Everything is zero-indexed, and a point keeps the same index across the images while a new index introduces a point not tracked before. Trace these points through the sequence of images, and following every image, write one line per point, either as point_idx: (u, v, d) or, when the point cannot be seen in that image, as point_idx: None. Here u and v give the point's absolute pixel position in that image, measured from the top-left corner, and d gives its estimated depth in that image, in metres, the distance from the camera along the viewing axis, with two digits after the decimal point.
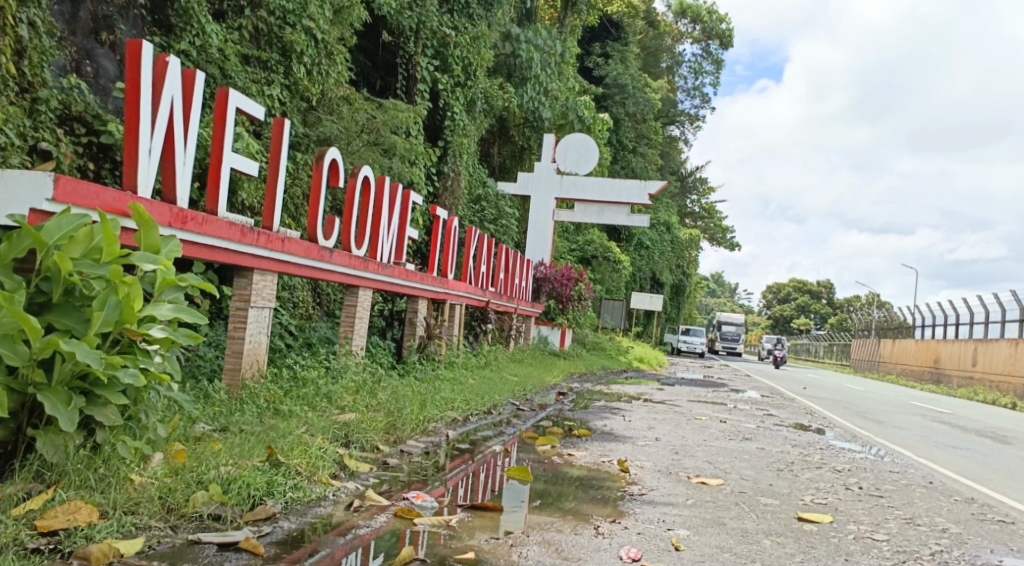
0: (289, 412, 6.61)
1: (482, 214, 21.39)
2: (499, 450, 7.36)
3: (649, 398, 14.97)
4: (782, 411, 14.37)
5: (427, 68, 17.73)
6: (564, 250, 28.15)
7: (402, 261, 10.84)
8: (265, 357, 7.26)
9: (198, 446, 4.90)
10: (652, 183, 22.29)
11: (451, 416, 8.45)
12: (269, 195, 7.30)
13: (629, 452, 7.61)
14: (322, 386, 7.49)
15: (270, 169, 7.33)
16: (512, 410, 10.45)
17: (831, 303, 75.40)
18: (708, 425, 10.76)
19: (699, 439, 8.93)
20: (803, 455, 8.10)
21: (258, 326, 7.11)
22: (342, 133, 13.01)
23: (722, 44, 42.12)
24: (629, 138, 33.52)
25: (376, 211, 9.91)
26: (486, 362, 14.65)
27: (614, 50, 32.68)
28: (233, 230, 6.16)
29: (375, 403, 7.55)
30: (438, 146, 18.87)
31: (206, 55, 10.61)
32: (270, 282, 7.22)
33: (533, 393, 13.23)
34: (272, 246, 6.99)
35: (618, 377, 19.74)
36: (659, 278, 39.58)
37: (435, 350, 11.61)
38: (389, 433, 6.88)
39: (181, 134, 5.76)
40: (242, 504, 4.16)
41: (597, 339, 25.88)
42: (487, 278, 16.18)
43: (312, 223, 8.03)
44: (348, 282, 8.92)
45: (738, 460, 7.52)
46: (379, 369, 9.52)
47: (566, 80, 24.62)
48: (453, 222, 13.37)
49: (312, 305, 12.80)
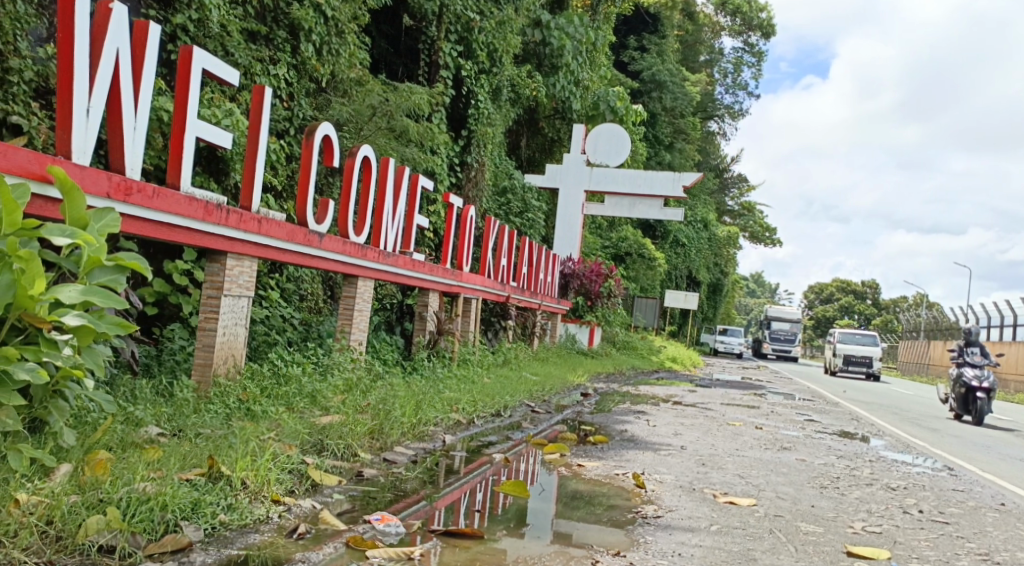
0: (262, 414, 5.86)
1: (507, 207, 20.64)
2: (499, 459, 6.56)
3: (681, 401, 14.04)
4: (825, 417, 13.40)
5: (452, 53, 16.90)
6: (595, 246, 27.26)
7: (409, 250, 10.08)
8: (243, 351, 6.53)
9: (129, 456, 4.17)
10: (687, 175, 21.33)
11: (452, 419, 7.66)
12: (247, 169, 6.57)
13: (649, 463, 6.76)
14: (307, 384, 6.74)
15: (249, 141, 6.59)
16: (526, 412, 9.66)
17: (877, 304, 73.50)
18: (742, 432, 9.84)
19: (732, 448, 8.06)
20: (851, 470, 7.19)
21: (234, 317, 6.38)
22: (353, 116, 12.26)
23: (763, 36, 40.91)
24: (665, 134, 32.17)
25: (380, 195, 9.16)
26: (504, 360, 13.86)
27: (651, 43, 31.69)
28: (194, 207, 5.44)
29: (366, 402, 6.79)
30: (461, 135, 18.01)
31: (204, 30, 9.86)
32: (249, 269, 6.50)
33: (554, 394, 12.42)
34: (248, 228, 6.25)
35: (649, 378, 18.81)
36: (696, 276, 38.51)
37: (446, 346, 10.85)
38: (375, 439, 6.11)
39: (129, 95, 5.10)
40: (150, 533, 3.46)
41: (629, 338, 24.95)
42: (508, 272, 15.39)
43: (301, 205, 7.30)
44: (345, 271, 8.17)
45: (775, 475, 6.62)
46: (380, 366, 8.78)
47: (598, 68, 23.67)
48: (469, 211, 12.59)
49: (322, 298, 12.11)
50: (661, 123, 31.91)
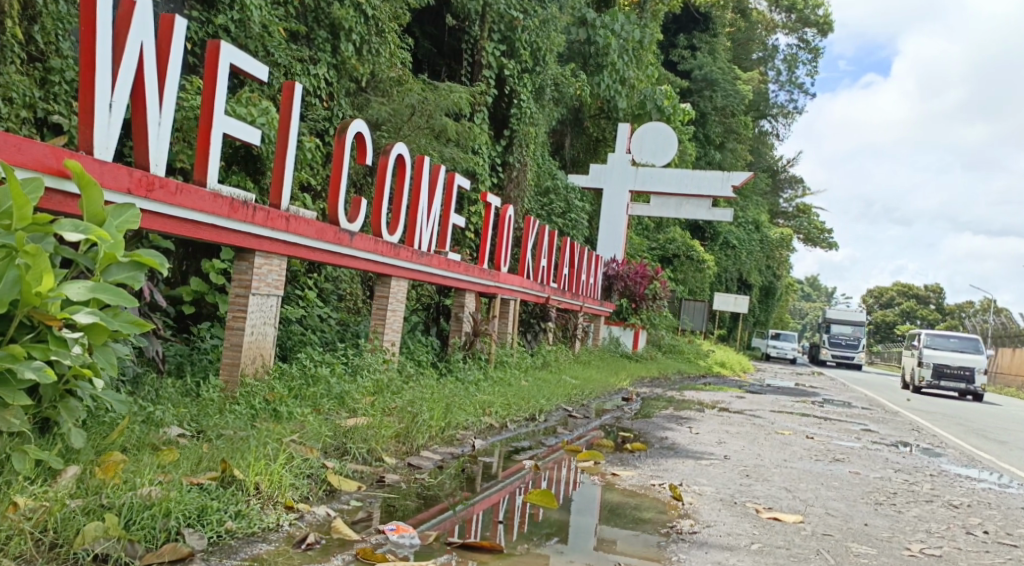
0: (288, 415, 5.74)
1: (550, 207, 20.47)
2: (529, 466, 6.40)
3: (728, 407, 13.70)
4: (883, 427, 13.00)
5: (495, 53, 16.75)
6: (641, 248, 26.95)
7: (444, 250, 9.98)
8: (271, 351, 6.43)
9: (143, 457, 4.06)
10: (736, 175, 20.95)
11: (482, 423, 7.51)
12: (277, 166, 6.49)
13: (688, 474, 6.53)
14: (335, 385, 6.62)
15: (278, 138, 6.52)
16: (562, 417, 9.48)
17: (940, 308, 71.71)
18: (791, 442, 9.51)
19: (778, 458, 7.78)
20: (910, 486, 6.88)
21: (262, 316, 6.27)
22: (391, 115, 12.09)
23: (819, 33, 40.12)
24: (716, 134, 31.65)
25: (414, 194, 9.08)
26: (544, 362, 13.69)
27: (702, 42, 31.31)
28: (220, 203, 5.36)
29: (395, 405, 6.66)
30: (504, 135, 17.87)
31: (245, 30, 9.79)
32: (278, 267, 6.40)
33: (595, 398, 12.18)
34: (277, 225, 6.17)
35: (695, 383, 18.46)
36: (747, 279, 37.93)
37: (481, 348, 10.71)
38: (401, 443, 5.98)
39: (155, 90, 5.01)
40: (148, 541, 3.40)
41: (675, 341, 24.59)
42: (548, 273, 15.22)
43: (333, 204, 7.22)
44: (377, 270, 8.08)
45: (824, 490, 6.34)
46: (413, 368, 8.67)
47: (646, 67, 23.35)
48: (508, 211, 12.45)
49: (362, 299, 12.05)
50: (712, 123, 31.40)
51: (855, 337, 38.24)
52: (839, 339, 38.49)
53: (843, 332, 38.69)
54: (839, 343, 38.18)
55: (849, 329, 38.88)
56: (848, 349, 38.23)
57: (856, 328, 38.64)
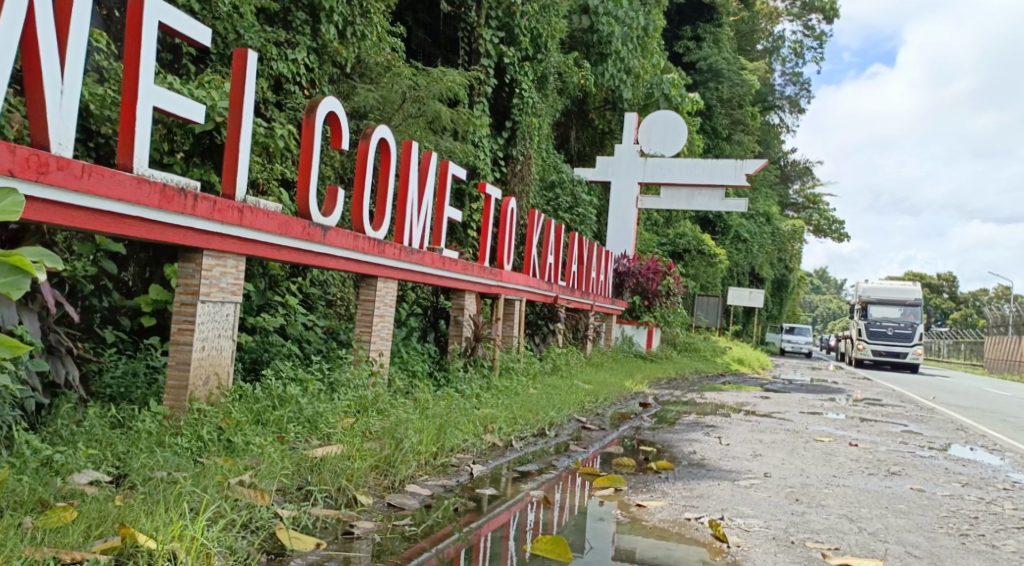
0: (245, 447, 4.69)
1: (556, 202, 19.42)
2: (539, 498, 5.35)
3: (756, 411, 12.66)
4: (923, 427, 11.99)
5: (493, 40, 15.68)
6: (651, 243, 25.85)
7: (439, 247, 8.95)
8: (229, 370, 5.40)
9: (19, 523, 3.22)
10: (750, 162, 19.92)
11: (478, 445, 6.52)
12: (229, 150, 5.48)
13: (732, 505, 5.54)
14: (307, 406, 5.59)
15: (230, 117, 5.50)
16: (575, 430, 8.48)
17: (953, 297, 70.53)
18: (834, 453, 8.57)
19: (827, 481, 6.75)
20: (990, 515, 5.89)
21: (215, 328, 5.24)
22: (378, 102, 10.75)
23: (825, 18, 38.95)
24: (723, 126, 30.55)
25: (402, 184, 8.09)
26: (553, 367, 12.68)
27: (706, 32, 30.08)
28: (143, 190, 4.50)
29: (380, 425, 5.66)
30: (505, 127, 16.81)
31: (212, 10, 8.66)
32: (233, 269, 5.37)
33: (610, 406, 11.15)
34: (230, 221, 5.18)
35: (715, 383, 17.39)
36: (759, 272, 36.78)
37: (483, 355, 9.74)
38: (381, 476, 4.98)
39: (52, 52, 4.25)
40: None
41: (690, 339, 23.51)
42: (556, 270, 14.22)
43: (302, 193, 6.22)
44: (357, 270, 7.05)
45: (893, 518, 5.59)
46: (404, 382, 7.68)
47: (650, 55, 22.28)
48: (509, 203, 11.43)
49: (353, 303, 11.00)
50: (719, 115, 30.30)
51: (906, 324, 26.94)
52: (882, 328, 27.45)
53: (888, 316, 27.32)
54: (883, 334, 27.23)
55: (897, 312, 27.64)
56: (899, 340, 27.04)
57: (906, 310, 27.41)
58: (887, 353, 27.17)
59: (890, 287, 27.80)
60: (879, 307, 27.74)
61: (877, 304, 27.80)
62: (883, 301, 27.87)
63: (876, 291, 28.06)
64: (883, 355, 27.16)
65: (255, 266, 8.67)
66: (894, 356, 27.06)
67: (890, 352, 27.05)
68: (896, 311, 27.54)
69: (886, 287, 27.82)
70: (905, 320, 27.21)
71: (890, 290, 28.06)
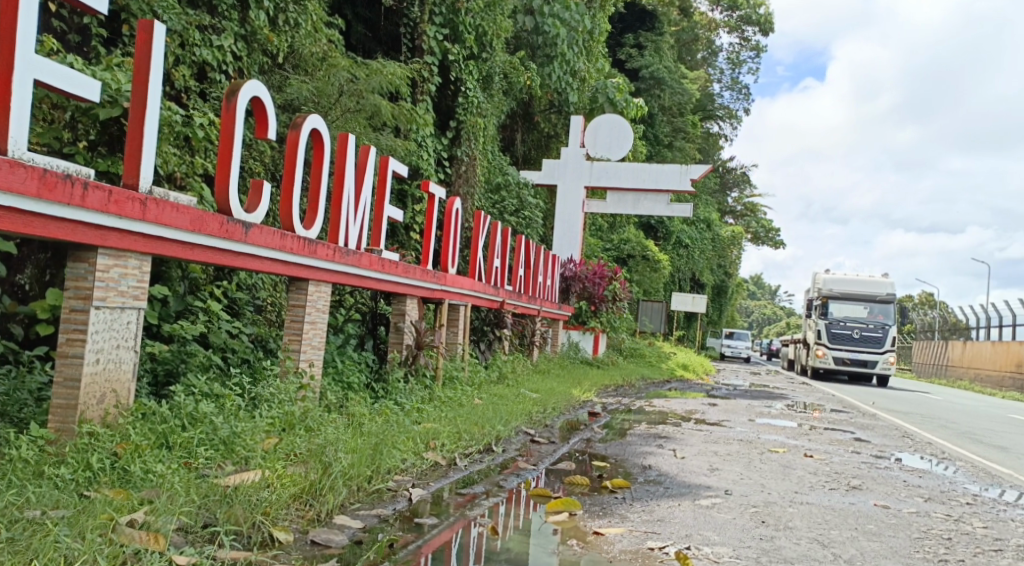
0: (142, 477, 4.07)
1: (502, 205, 18.88)
2: (484, 529, 4.73)
3: (705, 419, 12.22)
4: (872, 435, 11.72)
5: (436, 37, 15.05)
6: (596, 248, 25.47)
7: (378, 248, 8.29)
8: (131, 386, 4.73)
9: None
10: (694, 167, 19.38)
11: (419, 467, 5.90)
12: (132, 135, 4.81)
13: (694, 529, 5.04)
14: (223, 426, 4.94)
15: (134, 97, 4.83)
16: (522, 444, 7.91)
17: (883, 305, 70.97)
18: (792, 465, 8.15)
19: (790, 499, 6.32)
20: (964, 537, 5.48)
21: (113, 339, 4.57)
22: (314, 94, 10.04)
23: (762, 29, 39.15)
24: (665, 133, 30.40)
25: (337, 180, 7.40)
26: (498, 375, 12.12)
27: (648, 40, 29.83)
28: (16, 176, 3.89)
29: (307, 446, 5.02)
30: (449, 127, 16.22)
31: None
32: (136, 270, 4.68)
33: (559, 416, 10.64)
34: (133, 215, 4.52)
35: (661, 390, 16.98)
36: (699, 279, 36.69)
37: (426, 364, 9.15)
38: (304, 507, 4.36)
39: None
40: None
41: (635, 345, 23.15)
42: (501, 274, 13.69)
43: (222, 185, 5.52)
44: (285, 272, 6.38)
45: (865, 541, 5.12)
46: (336, 396, 7.04)
47: (595, 58, 21.95)
48: (454, 203, 10.83)
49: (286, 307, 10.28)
50: (661, 122, 30.10)
51: (876, 326, 22.93)
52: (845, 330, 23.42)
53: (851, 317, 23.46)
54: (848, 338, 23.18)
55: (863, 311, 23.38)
56: (866, 345, 23.03)
57: (876, 308, 23.17)
58: (854, 361, 23.11)
59: (855, 282, 23.55)
60: (842, 305, 23.51)
61: (842, 302, 23.43)
62: (849, 298, 23.46)
63: (842, 285, 23.46)
64: (851, 364, 23.03)
65: (175, 269, 7.97)
66: (860, 365, 23.06)
67: (856, 360, 23.09)
68: (864, 310, 23.32)
69: (849, 281, 23.60)
70: (873, 322, 23.14)
71: (855, 284, 23.60)
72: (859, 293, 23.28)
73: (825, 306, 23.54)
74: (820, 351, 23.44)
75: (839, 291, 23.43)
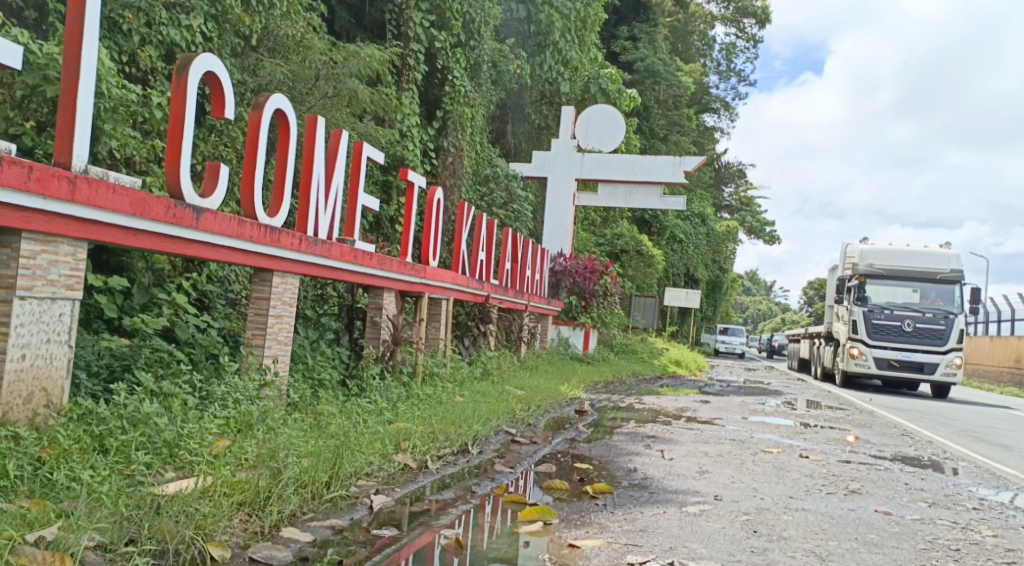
0: (67, 484, 3.71)
1: (490, 197, 18.43)
2: (448, 543, 4.30)
3: (696, 418, 11.82)
4: (869, 434, 11.34)
5: (423, 24, 14.59)
6: (588, 242, 25.06)
7: (350, 238, 7.87)
8: (66, 383, 4.39)
9: None
10: (688, 159, 18.96)
11: (388, 471, 5.50)
12: (65, 107, 4.47)
13: (683, 541, 4.66)
14: (167, 428, 4.52)
15: (66, 66, 4.48)
16: (501, 446, 7.49)
17: None
18: (786, 467, 7.77)
19: (783, 507, 5.96)
20: (974, 547, 5.12)
21: (43, 331, 4.23)
22: (290, 78, 9.62)
23: (758, 22, 38.76)
24: (660, 127, 30.00)
25: (306, 166, 7.01)
26: (482, 372, 11.72)
27: (642, 32, 29.38)
28: None
29: (260, 447, 4.64)
30: (435, 116, 15.76)
31: None
32: (69, 257, 4.33)
33: (545, 414, 10.24)
34: (58, 195, 4.15)
35: (652, 386, 16.59)
36: (693, 274, 36.26)
37: (403, 360, 8.76)
38: (249, 518, 3.97)
39: None
40: None
41: (627, 341, 22.75)
42: (487, 267, 13.29)
43: (171, 166, 5.13)
44: (245, 261, 5.97)
45: (867, 554, 4.75)
46: (303, 393, 6.65)
47: (588, 48, 21.56)
48: (435, 193, 10.42)
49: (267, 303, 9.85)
50: (656, 116, 29.68)
51: (934, 316, 16.60)
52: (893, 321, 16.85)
53: (902, 303, 16.85)
54: (896, 332, 16.78)
55: (914, 293, 16.92)
56: (921, 342, 16.70)
57: (932, 291, 16.81)
58: (906, 365, 16.77)
59: (905, 255, 17.01)
60: (887, 288, 16.96)
61: (888, 284, 16.96)
62: (896, 278, 16.95)
63: (885, 261, 17.06)
64: (897, 369, 16.82)
65: (138, 260, 7.56)
66: (914, 369, 16.76)
67: (908, 363, 16.75)
68: (915, 294, 16.87)
69: (896, 254, 17.08)
70: (930, 309, 16.74)
71: (904, 257, 17.06)
72: (911, 272, 16.84)
73: (862, 289, 17.14)
74: (855, 351, 17.15)
75: (881, 268, 17.00)
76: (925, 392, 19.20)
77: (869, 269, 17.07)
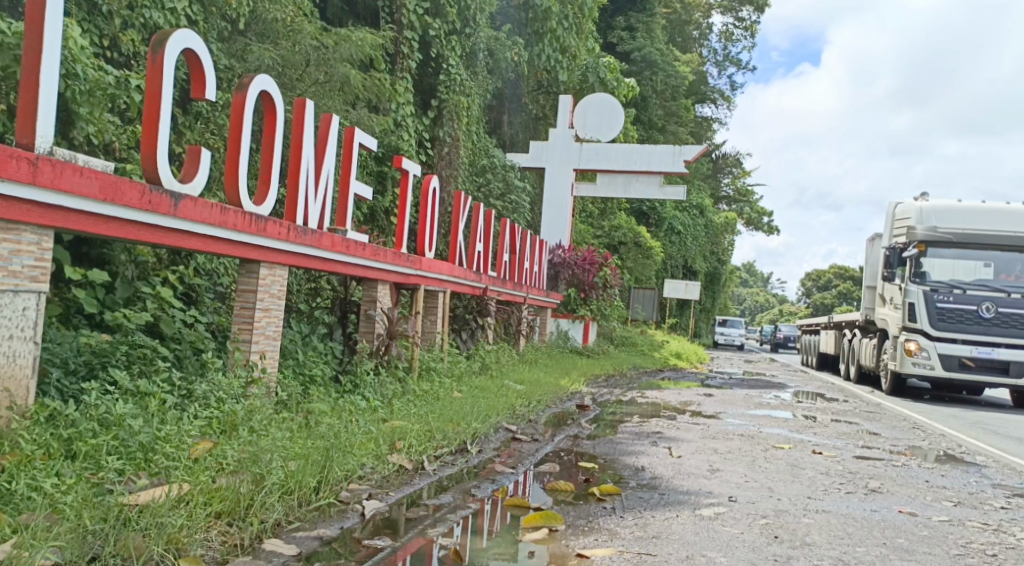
0: (28, 496, 3.41)
1: (488, 188, 18.06)
2: (446, 553, 3.98)
3: (701, 412, 11.50)
4: (879, 427, 11.05)
5: (416, 11, 14.21)
6: (586, 234, 24.72)
7: (342, 228, 7.53)
8: (32, 381, 4.09)
9: None
10: (689, 148, 18.62)
11: (382, 473, 5.19)
12: (27, 87, 4.23)
13: (701, 549, 4.36)
14: (144, 429, 4.19)
15: (27, 41, 4.23)
16: (501, 444, 7.17)
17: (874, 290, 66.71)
18: (800, 464, 7.47)
19: (802, 509, 5.66)
20: (1009, 551, 4.83)
21: (4, 328, 3.94)
22: (279, 62, 9.25)
23: (755, 11, 38.32)
24: (658, 117, 29.62)
25: (294, 152, 6.67)
26: (481, 366, 11.41)
27: (639, 21, 28.99)
28: None
29: (242, 451, 4.33)
30: (430, 105, 15.38)
31: None
32: (33, 246, 4.05)
33: (546, 410, 9.92)
34: (15, 179, 3.86)
35: (653, 380, 16.28)
36: (692, 266, 35.92)
37: (398, 355, 8.44)
38: (229, 531, 3.64)
39: None
40: None
41: (627, 333, 22.45)
42: (485, 260, 12.96)
43: (147, 148, 4.82)
44: (230, 252, 5.64)
45: (899, 562, 4.47)
46: (294, 391, 6.33)
47: (585, 36, 21.19)
48: (431, 182, 10.07)
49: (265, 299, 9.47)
50: (653, 106, 29.30)
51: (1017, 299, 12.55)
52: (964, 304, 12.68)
53: (974, 282, 12.73)
54: (968, 321, 12.67)
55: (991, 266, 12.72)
56: (1004, 333, 12.59)
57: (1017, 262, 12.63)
58: (983, 365, 12.67)
59: (976, 214, 12.80)
60: (951, 261, 12.79)
61: (953, 255, 12.78)
62: (965, 247, 12.74)
63: (952, 223, 12.81)
64: (973, 369, 12.71)
65: (120, 252, 7.18)
66: (993, 369, 12.68)
67: (985, 362, 12.68)
68: (989, 269, 12.73)
69: (968, 213, 12.84)
70: (1016, 288, 12.62)
71: (978, 218, 12.79)
72: (986, 236, 12.62)
73: (921, 262, 12.90)
74: (911, 346, 12.95)
75: (947, 233, 12.74)
76: (984, 395, 15.51)
77: (931, 234, 12.78)
